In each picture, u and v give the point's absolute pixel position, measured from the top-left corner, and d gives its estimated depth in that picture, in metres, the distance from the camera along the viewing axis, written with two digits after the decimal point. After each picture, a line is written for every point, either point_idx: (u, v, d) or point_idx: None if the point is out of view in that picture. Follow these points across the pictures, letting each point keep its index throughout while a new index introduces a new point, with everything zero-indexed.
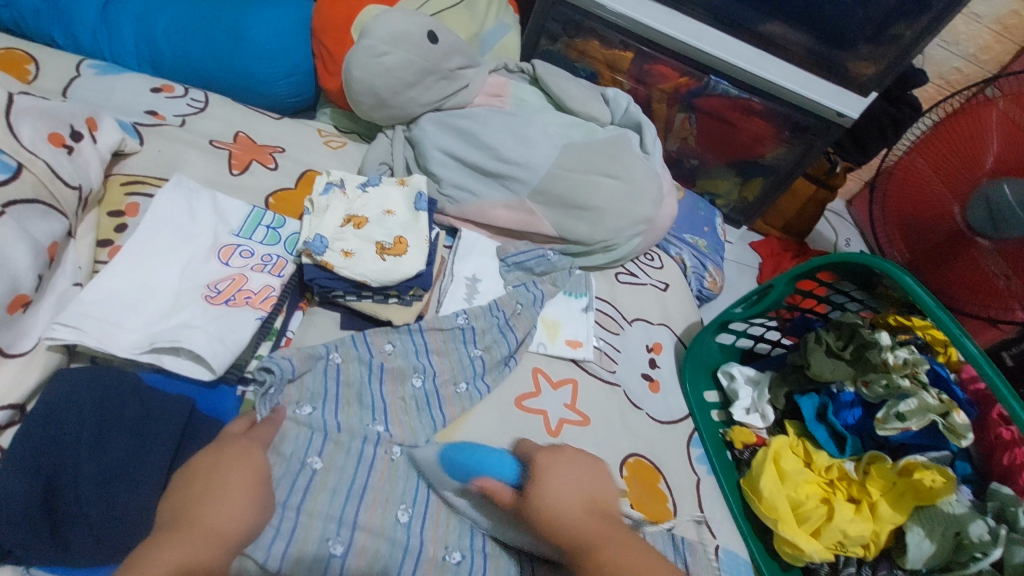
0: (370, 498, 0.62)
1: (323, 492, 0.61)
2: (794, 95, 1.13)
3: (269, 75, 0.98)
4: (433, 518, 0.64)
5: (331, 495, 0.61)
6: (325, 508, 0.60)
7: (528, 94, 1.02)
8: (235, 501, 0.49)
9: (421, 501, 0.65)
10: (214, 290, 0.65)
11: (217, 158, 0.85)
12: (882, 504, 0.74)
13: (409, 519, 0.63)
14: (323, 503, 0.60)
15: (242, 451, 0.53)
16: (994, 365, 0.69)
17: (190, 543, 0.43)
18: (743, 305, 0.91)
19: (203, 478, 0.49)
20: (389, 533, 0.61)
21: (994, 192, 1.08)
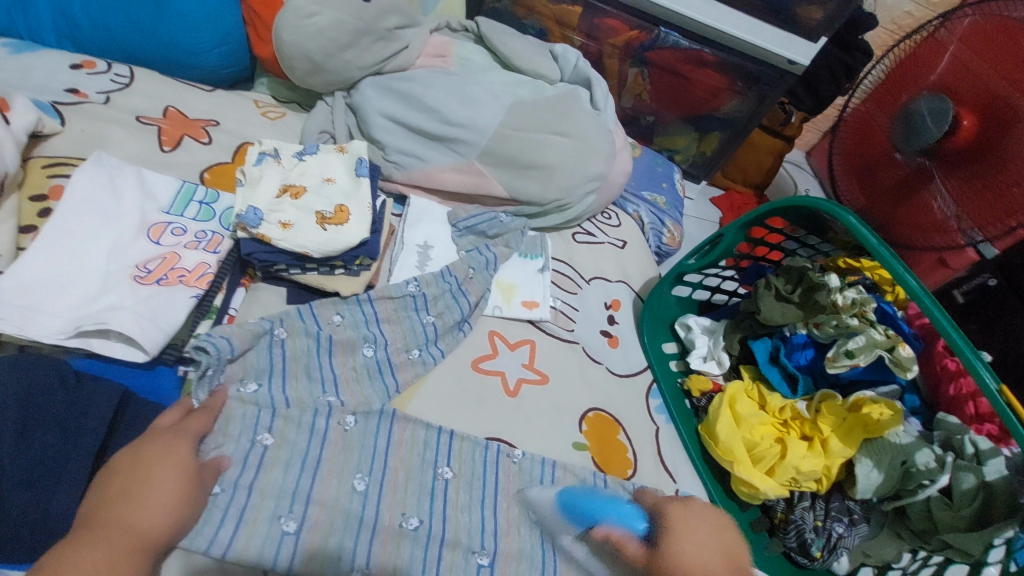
0: (325, 470, 0.62)
1: (275, 468, 0.60)
2: (744, 43, 1.12)
3: (198, 45, 0.93)
4: (390, 486, 0.64)
5: (284, 469, 0.61)
6: (278, 482, 0.60)
7: (472, 53, 0.99)
8: (152, 501, 0.47)
9: (377, 471, 0.64)
10: (144, 270, 0.62)
11: (146, 134, 0.81)
12: (833, 440, 0.76)
13: (366, 489, 0.63)
14: (276, 478, 0.60)
15: (169, 447, 0.52)
16: (939, 302, 0.68)
17: (105, 546, 0.43)
18: (695, 256, 0.92)
19: (123, 481, 0.48)
20: (345, 505, 0.61)
21: (909, 109, 1.09)
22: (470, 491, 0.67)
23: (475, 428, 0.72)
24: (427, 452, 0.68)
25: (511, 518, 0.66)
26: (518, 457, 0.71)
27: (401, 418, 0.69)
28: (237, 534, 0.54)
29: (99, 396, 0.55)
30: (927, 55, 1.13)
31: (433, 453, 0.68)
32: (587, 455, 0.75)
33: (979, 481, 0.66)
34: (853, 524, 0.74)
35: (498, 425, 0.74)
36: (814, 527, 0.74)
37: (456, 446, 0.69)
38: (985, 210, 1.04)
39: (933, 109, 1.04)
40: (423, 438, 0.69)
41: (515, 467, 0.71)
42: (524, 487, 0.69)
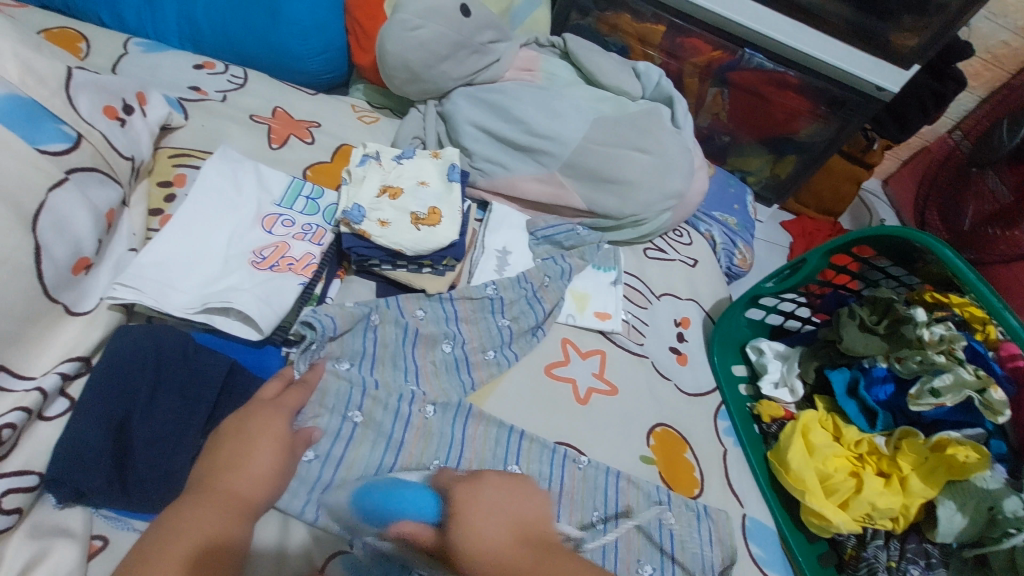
0: (407, 453, 0.66)
1: (364, 444, 0.65)
2: (830, 68, 1.11)
3: (305, 51, 1.00)
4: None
5: (371, 448, 0.65)
6: (365, 457, 0.64)
7: (558, 68, 1.02)
8: (251, 470, 0.50)
9: (453, 460, 0.67)
10: (259, 257, 0.68)
11: (257, 131, 0.88)
12: (913, 479, 0.73)
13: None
14: (363, 454, 0.64)
15: (267, 419, 0.55)
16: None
17: (210, 508, 0.46)
18: (774, 280, 0.90)
19: (222, 451, 0.51)
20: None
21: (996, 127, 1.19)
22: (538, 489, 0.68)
23: (545, 431, 0.74)
24: (499, 448, 0.70)
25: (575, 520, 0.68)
26: (584, 463, 0.72)
27: (477, 414, 0.72)
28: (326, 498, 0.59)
29: (216, 368, 0.60)
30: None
31: (503, 450, 0.70)
32: (652, 469, 0.76)
33: None
34: (929, 568, 0.73)
35: (567, 431, 0.75)
36: (887, 566, 0.73)
37: (526, 444, 0.71)
38: None
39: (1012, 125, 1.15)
40: (496, 433, 0.71)
41: (581, 472, 0.72)
42: (588, 492, 0.70)
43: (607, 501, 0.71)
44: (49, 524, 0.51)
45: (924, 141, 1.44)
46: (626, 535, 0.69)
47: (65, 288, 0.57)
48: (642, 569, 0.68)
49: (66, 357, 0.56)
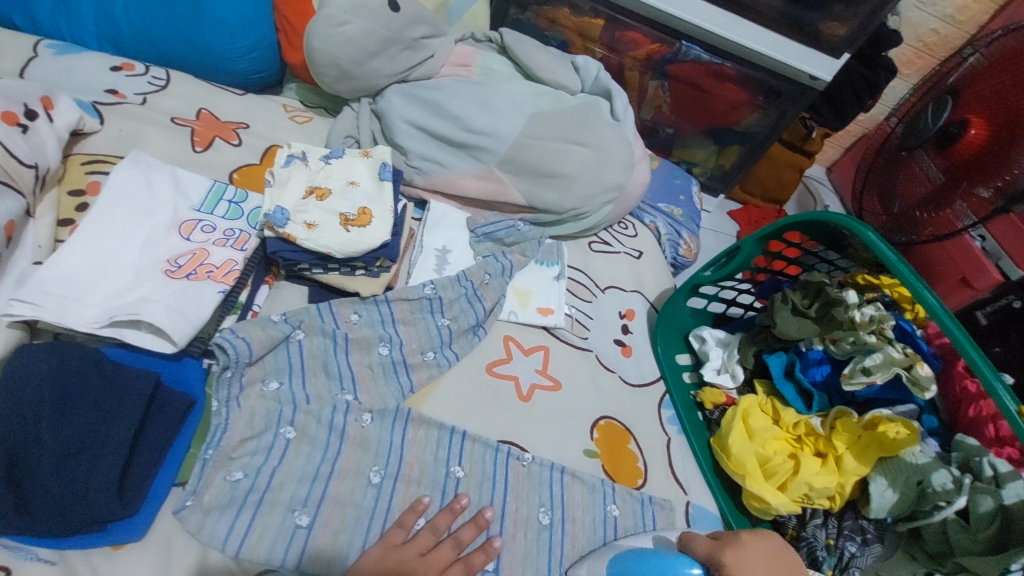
0: (341, 464, 0.64)
1: (299, 456, 0.63)
2: (769, 61, 1.13)
3: (231, 50, 0.96)
4: (403, 485, 0.65)
5: (305, 459, 0.63)
6: (299, 470, 0.62)
7: (495, 63, 1.01)
8: None
9: (392, 467, 0.66)
10: (174, 265, 0.65)
11: (179, 134, 0.84)
12: (848, 457, 0.75)
13: (381, 481, 0.65)
14: (298, 464, 0.62)
15: None
16: (955, 319, 0.68)
17: None
18: (711, 268, 0.91)
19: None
20: (360, 495, 0.63)
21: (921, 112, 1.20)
22: (480, 491, 0.68)
23: (487, 430, 0.73)
24: (439, 450, 0.69)
25: (519, 519, 0.68)
26: (528, 460, 0.72)
27: (416, 418, 0.70)
28: (256, 517, 0.57)
29: (140, 381, 0.57)
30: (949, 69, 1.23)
31: (445, 452, 0.69)
32: (597, 462, 0.75)
33: (997, 504, 0.65)
34: (865, 543, 0.74)
35: (509, 429, 0.74)
36: (826, 545, 0.75)
37: (467, 445, 0.70)
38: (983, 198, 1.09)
39: (936, 108, 1.16)
40: (436, 436, 0.70)
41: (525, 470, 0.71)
42: (533, 490, 0.70)
43: (551, 498, 0.70)
44: None
45: (862, 128, 1.49)
46: (570, 530, 0.69)
47: None
48: (588, 562, 0.68)
49: None
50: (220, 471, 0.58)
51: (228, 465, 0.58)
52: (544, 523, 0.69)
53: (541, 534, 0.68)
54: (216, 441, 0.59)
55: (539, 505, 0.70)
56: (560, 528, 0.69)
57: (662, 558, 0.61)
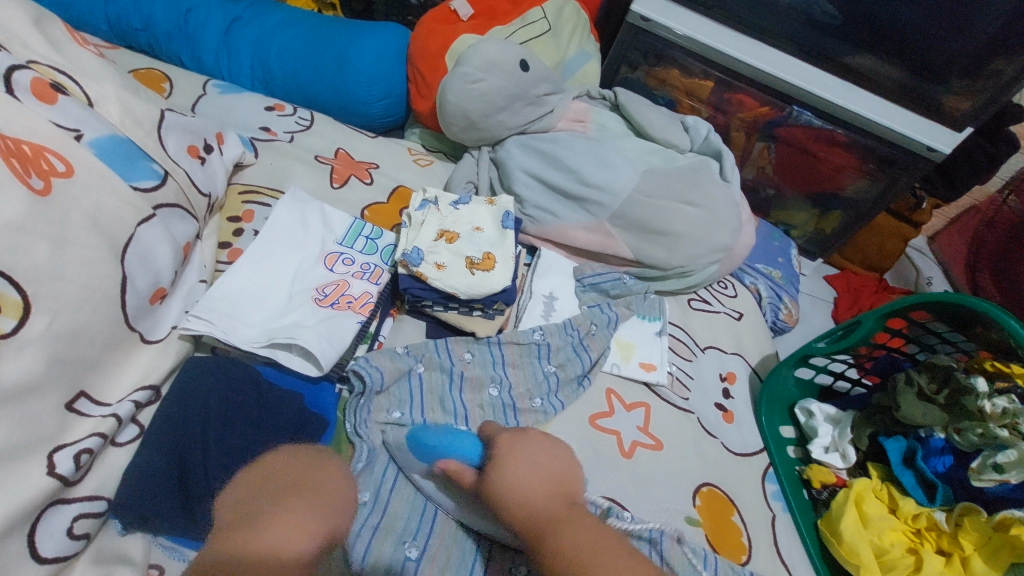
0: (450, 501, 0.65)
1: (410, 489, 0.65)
2: (883, 129, 1.10)
3: (366, 96, 1.06)
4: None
5: (415, 492, 0.65)
6: (411, 504, 0.64)
7: (609, 120, 1.05)
8: (515, 476, 0.55)
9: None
10: (322, 294, 0.70)
11: (320, 171, 0.92)
12: (975, 560, 0.71)
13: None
14: (410, 497, 0.65)
15: (539, 447, 0.59)
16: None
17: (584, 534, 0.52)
18: (826, 340, 0.89)
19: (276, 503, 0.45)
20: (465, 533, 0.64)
21: None
22: None
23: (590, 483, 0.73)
24: None
25: None
26: (627, 519, 0.69)
27: None
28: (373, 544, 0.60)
29: (287, 401, 0.62)
30: None
31: None
32: (699, 532, 0.73)
33: None
34: None
35: (611, 484, 0.74)
36: None
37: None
38: None
39: None
40: None
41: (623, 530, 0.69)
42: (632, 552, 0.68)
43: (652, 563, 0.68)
44: (112, 550, 0.52)
45: (976, 201, 1.42)
46: None
47: (141, 315, 0.59)
48: None
49: (139, 385, 0.58)
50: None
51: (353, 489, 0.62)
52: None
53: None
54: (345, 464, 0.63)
55: None
56: None
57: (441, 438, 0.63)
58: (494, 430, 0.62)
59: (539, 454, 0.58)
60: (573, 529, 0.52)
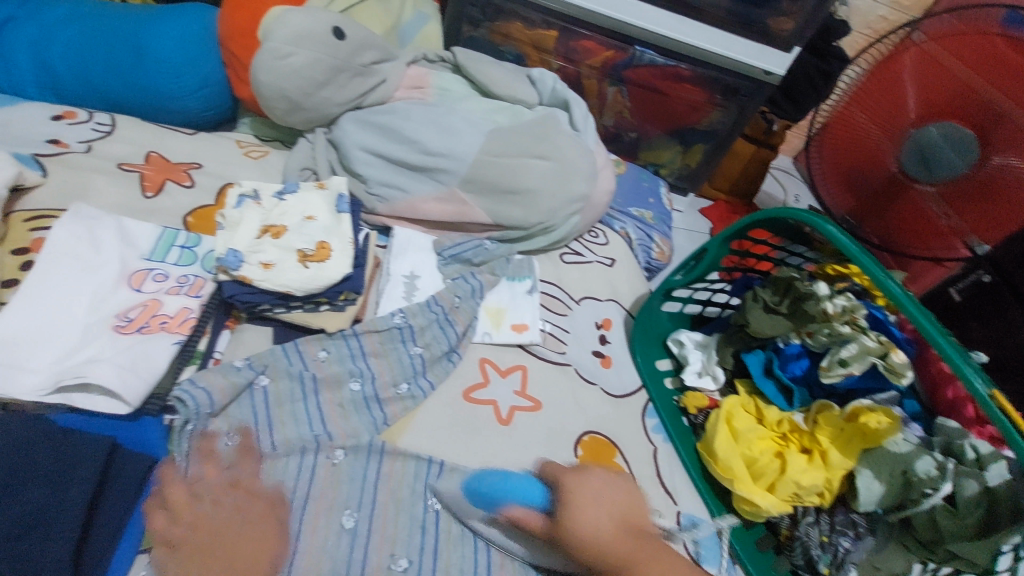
0: (312, 509, 0.62)
1: (263, 510, 0.60)
2: (721, 58, 1.13)
3: (178, 90, 0.93)
4: (379, 524, 0.63)
5: (270, 515, 0.60)
6: None
7: (450, 82, 1.00)
8: (591, 506, 0.55)
9: (365, 508, 0.63)
10: (125, 319, 0.63)
11: (127, 181, 0.82)
12: (833, 452, 0.75)
13: (355, 524, 0.62)
14: None
15: (604, 483, 0.58)
16: (922, 309, 0.65)
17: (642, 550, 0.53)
18: (682, 272, 0.90)
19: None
20: (334, 539, 0.60)
21: (919, 135, 1.04)
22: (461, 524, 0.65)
23: (468, 456, 0.72)
24: (416, 483, 0.67)
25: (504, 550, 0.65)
26: None
27: (391, 451, 0.68)
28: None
29: (91, 448, 0.54)
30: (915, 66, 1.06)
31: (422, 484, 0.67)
32: None
33: (982, 487, 0.66)
34: (858, 537, 0.73)
35: (492, 454, 0.73)
36: (820, 542, 0.74)
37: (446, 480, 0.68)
38: (985, 219, 1.02)
39: (951, 139, 0.99)
40: (412, 468, 0.68)
41: None
42: None
43: None
44: None
45: None
46: None
47: None
48: None
49: None
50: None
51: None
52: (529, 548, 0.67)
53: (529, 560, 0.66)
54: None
55: None
56: None
57: (501, 481, 0.63)
58: (557, 469, 0.61)
59: (584, 483, 0.58)
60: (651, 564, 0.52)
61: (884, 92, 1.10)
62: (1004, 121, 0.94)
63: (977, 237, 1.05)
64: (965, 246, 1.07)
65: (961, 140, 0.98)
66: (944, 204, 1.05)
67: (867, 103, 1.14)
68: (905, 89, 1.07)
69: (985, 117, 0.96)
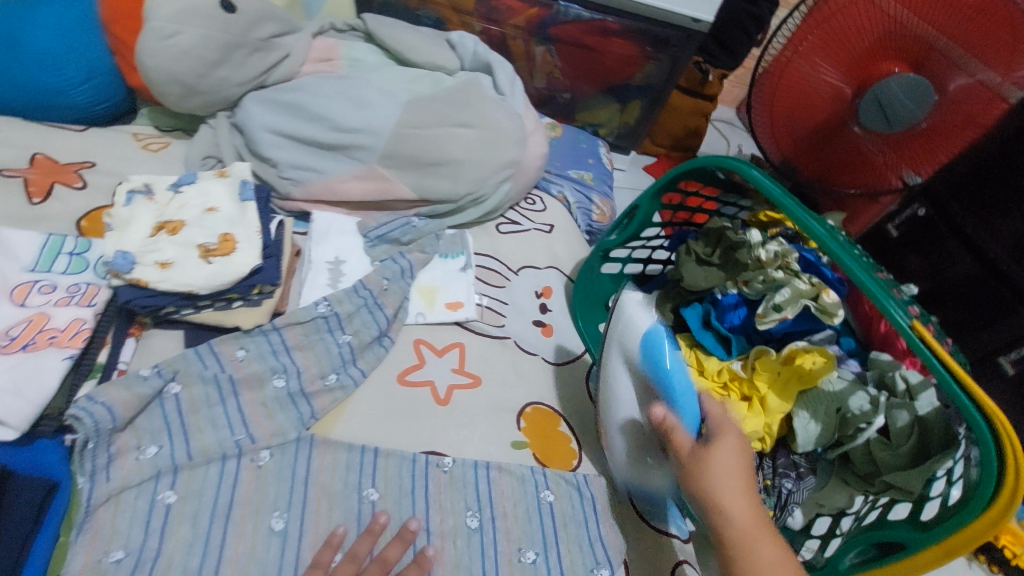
0: (237, 514, 0.58)
1: (183, 522, 0.56)
2: (648, 8, 1.10)
3: (60, 82, 0.84)
4: (313, 519, 0.60)
5: (193, 526, 0.56)
6: (187, 541, 0.55)
7: (362, 53, 0.94)
8: (727, 464, 0.56)
9: (296, 506, 0.60)
10: (6, 338, 0.57)
11: (8, 188, 0.75)
12: (771, 398, 0.75)
13: (286, 524, 0.58)
14: (185, 534, 0.55)
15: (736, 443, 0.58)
16: (872, 277, 0.62)
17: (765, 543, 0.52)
18: (617, 231, 0.88)
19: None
20: (264, 542, 0.57)
21: (881, 90, 0.97)
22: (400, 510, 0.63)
23: (407, 442, 0.69)
24: (350, 475, 0.64)
25: (445, 529, 0.63)
26: (449, 465, 0.68)
27: (321, 444, 0.65)
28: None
29: None
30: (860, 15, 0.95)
31: (356, 476, 0.64)
32: (527, 453, 0.73)
33: (913, 417, 0.68)
34: (800, 478, 0.75)
35: (432, 437, 0.70)
36: (765, 486, 0.75)
37: (381, 466, 0.65)
38: (917, 153, 1.03)
39: (912, 92, 0.94)
40: (345, 461, 0.65)
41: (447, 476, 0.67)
42: (456, 497, 0.66)
43: (477, 499, 0.66)
44: None
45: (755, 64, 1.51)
46: (502, 527, 0.65)
47: None
48: (524, 556, 0.63)
49: None
50: (95, 552, 0.52)
51: (106, 545, 0.53)
52: (473, 526, 0.64)
53: (471, 538, 0.63)
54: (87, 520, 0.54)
55: (466, 509, 0.65)
56: (490, 528, 0.65)
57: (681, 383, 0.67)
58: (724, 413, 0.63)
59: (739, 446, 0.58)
60: (764, 541, 0.52)
61: (832, 30, 0.98)
62: (949, 64, 0.90)
63: (910, 170, 1.06)
64: (899, 179, 1.09)
65: (909, 83, 0.94)
66: (880, 140, 1.05)
67: (810, 40, 1.01)
68: (854, 27, 0.96)
69: (917, 50, 0.92)
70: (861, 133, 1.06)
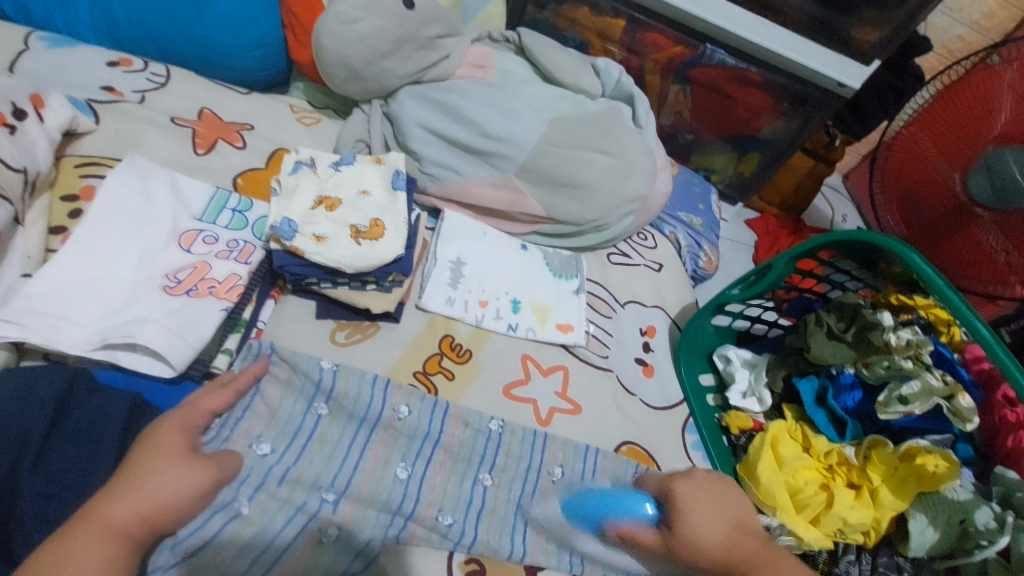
0: (485, 515, 0.64)
1: (507, 471, 0.68)
2: (795, 66, 1.07)
3: (234, 47, 0.88)
4: (430, 483, 0.64)
5: (516, 471, 0.68)
6: (495, 541, 0.62)
7: (514, 65, 0.96)
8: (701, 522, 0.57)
9: (421, 461, 0.65)
10: (173, 280, 0.61)
11: (180, 136, 0.79)
12: (884, 491, 0.72)
13: (408, 475, 0.63)
14: (503, 498, 0.66)
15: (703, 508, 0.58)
16: (1010, 351, 0.62)
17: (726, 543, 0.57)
18: (740, 286, 0.88)
19: (129, 468, 0.47)
20: (387, 487, 0.62)
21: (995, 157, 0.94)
22: (501, 512, 0.65)
23: (501, 454, 0.69)
24: (501, 539, 0.63)
25: (539, 542, 0.64)
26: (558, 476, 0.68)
27: (501, 467, 0.68)
28: (287, 550, 0.55)
29: (122, 408, 0.53)
30: (982, 96, 0.98)
31: (513, 519, 0.65)
32: None
33: None
34: None
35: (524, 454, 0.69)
36: None
37: (501, 460, 0.68)
38: None
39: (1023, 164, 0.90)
40: (498, 525, 0.64)
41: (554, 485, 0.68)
42: None
43: None
44: None
45: None
46: None
47: None
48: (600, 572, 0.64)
49: None
50: (245, 440, 0.59)
51: (255, 436, 0.59)
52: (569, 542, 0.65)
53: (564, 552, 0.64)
54: (241, 418, 0.59)
55: None
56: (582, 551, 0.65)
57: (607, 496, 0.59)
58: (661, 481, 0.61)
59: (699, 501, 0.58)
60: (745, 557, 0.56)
61: (955, 112, 1.02)
62: None
63: None
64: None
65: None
66: (1000, 231, 0.97)
67: (933, 121, 1.07)
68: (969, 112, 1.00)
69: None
70: (982, 215, 0.99)
